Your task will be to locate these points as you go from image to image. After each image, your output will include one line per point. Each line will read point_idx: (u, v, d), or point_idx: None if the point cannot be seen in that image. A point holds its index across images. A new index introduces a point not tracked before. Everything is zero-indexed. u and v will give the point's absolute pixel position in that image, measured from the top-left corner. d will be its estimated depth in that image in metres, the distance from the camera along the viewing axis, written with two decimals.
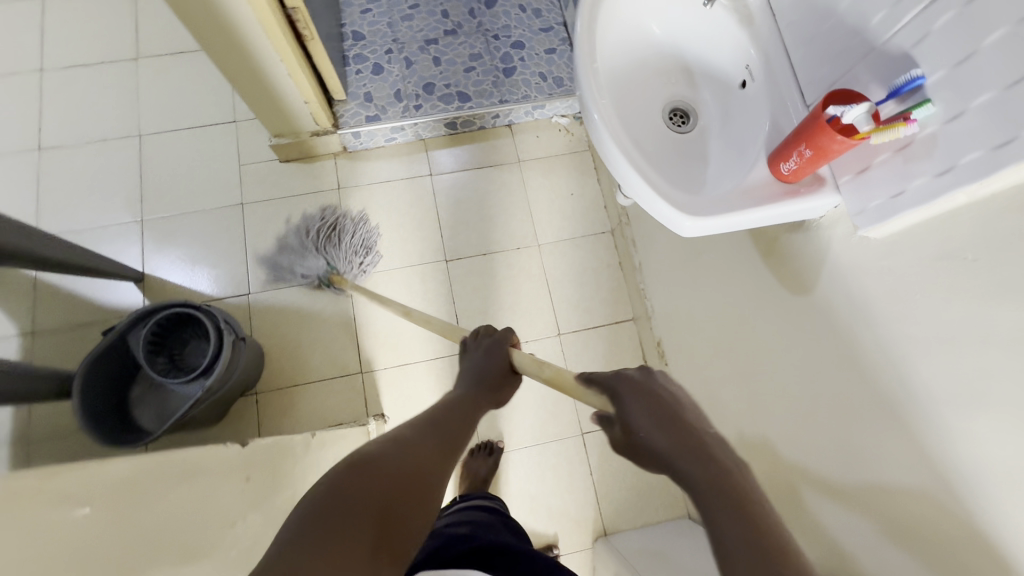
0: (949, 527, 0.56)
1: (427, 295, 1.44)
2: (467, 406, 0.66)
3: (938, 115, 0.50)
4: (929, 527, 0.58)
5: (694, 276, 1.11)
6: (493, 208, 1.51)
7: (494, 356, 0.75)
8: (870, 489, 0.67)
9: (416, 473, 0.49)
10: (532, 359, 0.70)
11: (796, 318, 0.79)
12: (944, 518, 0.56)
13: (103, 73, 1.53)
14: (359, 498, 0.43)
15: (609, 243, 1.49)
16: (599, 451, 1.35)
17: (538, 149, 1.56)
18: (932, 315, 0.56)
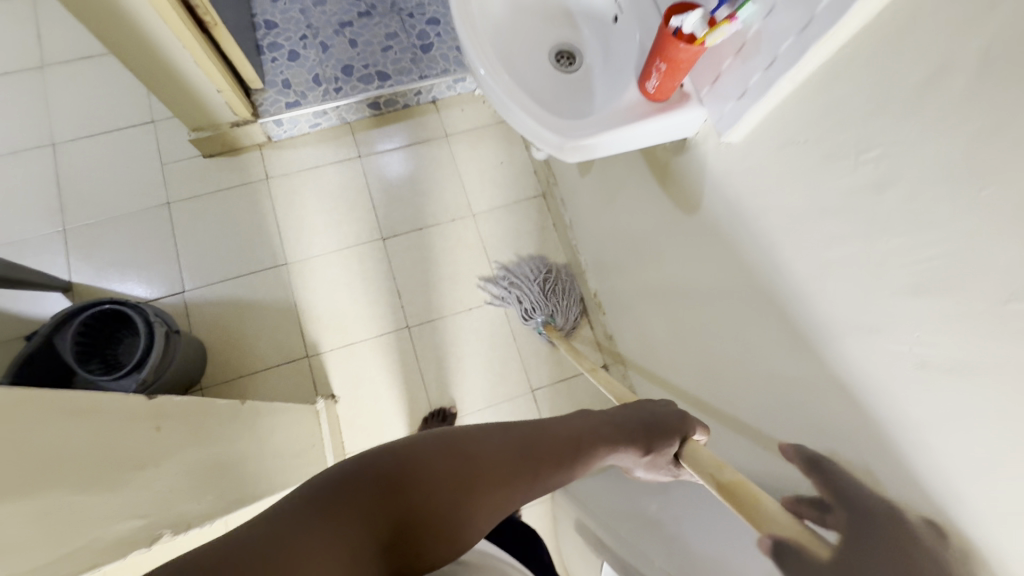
0: (819, 390, 0.62)
1: (367, 275, 1.45)
2: (595, 445, 0.60)
3: (757, 12, 0.56)
4: (806, 396, 0.64)
5: (614, 220, 1.16)
6: (425, 184, 1.53)
7: (665, 411, 0.68)
8: (762, 377, 0.73)
9: (465, 491, 0.47)
10: (711, 460, 0.58)
11: (691, 236, 0.84)
12: (816, 383, 0.62)
13: (6, 84, 1.48)
14: (383, 499, 0.43)
15: (541, 206, 1.53)
16: (551, 405, 1.39)
17: (464, 122, 1.59)
18: (787, 201, 0.62)
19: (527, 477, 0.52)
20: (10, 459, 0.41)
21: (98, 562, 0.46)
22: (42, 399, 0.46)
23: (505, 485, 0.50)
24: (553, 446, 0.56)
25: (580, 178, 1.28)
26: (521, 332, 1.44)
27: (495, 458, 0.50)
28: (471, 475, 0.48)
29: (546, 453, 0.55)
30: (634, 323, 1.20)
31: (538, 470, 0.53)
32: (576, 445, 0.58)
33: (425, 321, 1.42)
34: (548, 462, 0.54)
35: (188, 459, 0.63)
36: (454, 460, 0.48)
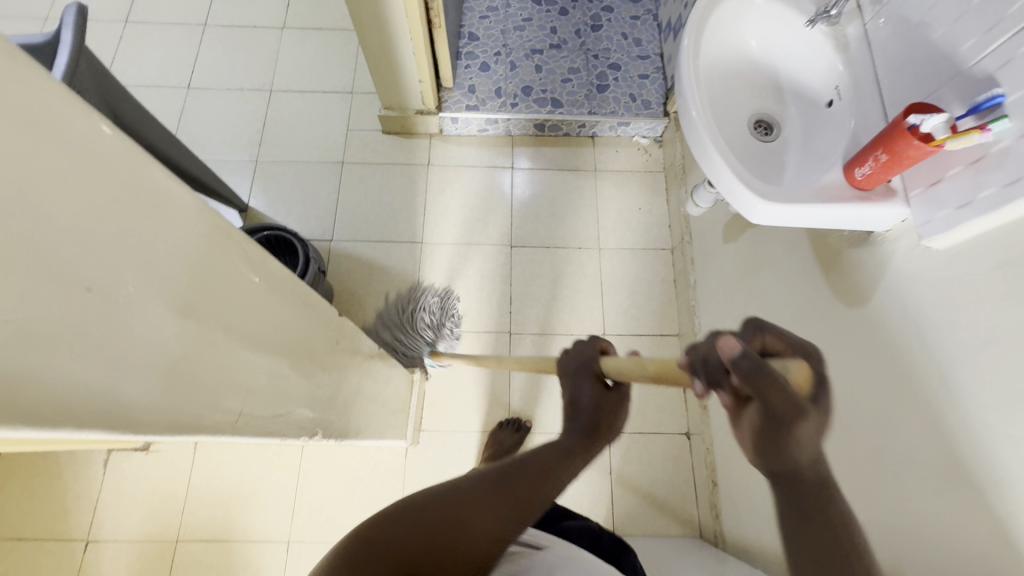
0: None
1: (487, 274, 1.53)
2: (562, 456, 0.54)
3: (1012, 130, 0.55)
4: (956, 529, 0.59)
5: (748, 293, 1.15)
6: (562, 207, 1.61)
7: (589, 372, 0.59)
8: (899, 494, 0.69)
9: (467, 535, 0.46)
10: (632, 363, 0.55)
11: (848, 329, 0.82)
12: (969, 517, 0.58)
13: (253, 36, 1.77)
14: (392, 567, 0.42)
15: (667, 259, 1.54)
16: (623, 453, 1.37)
17: (615, 162, 1.66)
18: (986, 321, 0.59)
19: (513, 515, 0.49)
20: (275, 324, 0.48)
21: (282, 433, 0.53)
22: (303, 288, 0.54)
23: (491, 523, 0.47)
24: (521, 475, 0.51)
25: (720, 243, 1.28)
26: None
27: (479, 503, 0.48)
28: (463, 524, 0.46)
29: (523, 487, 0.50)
30: None
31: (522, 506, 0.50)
32: (550, 463, 0.53)
33: (527, 332, 1.47)
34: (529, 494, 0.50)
35: (344, 378, 0.71)
36: (451, 513, 0.46)
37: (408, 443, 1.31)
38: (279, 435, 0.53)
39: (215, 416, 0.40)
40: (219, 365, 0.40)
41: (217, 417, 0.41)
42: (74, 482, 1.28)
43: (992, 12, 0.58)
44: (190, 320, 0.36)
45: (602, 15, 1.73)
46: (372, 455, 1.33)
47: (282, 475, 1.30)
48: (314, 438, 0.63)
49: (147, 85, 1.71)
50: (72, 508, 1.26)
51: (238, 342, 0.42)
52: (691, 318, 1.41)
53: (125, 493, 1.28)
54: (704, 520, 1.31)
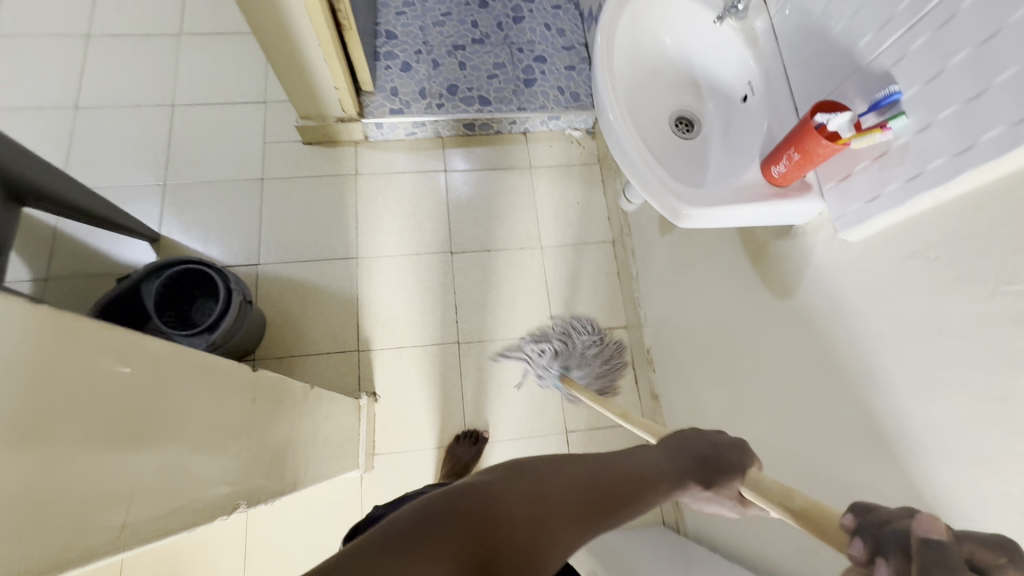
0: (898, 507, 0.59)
1: (429, 283, 1.48)
2: (658, 479, 0.56)
3: (910, 126, 0.57)
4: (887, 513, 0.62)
5: (686, 284, 1.16)
6: (500, 208, 1.58)
7: (722, 445, 0.64)
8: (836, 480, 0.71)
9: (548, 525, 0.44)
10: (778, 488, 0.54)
11: (778, 319, 0.84)
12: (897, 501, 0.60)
13: (146, 45, 1.61)
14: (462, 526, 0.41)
15: (609, 252, 1.55)
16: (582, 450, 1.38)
17: (550, 157, 1.64)
18: (900, 310, 0.62)
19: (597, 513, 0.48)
20: (161, 406, 0.43)
21: (192, 520, 0.48)
22: (188, 354, 0.48)
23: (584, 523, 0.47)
24: (623, 478, 0.53)
25: (657, 235, 1.29)
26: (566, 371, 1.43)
27: (564, 497, 0.47)
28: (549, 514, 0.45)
29: (611, 488, 0.51)
30: (687, 389, 1.19)
31: (608, 508, 0.49)
32: (639, 477, 0.55)
33: (476, 340, 1.44)
34: (618, 497, 0.51)
35: (270, 434, 0.66)
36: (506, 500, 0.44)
37: (361, 471, 1.26)
38: (187, 524, 0.48)
39: (99, 532, 0.35)
40: (89, 476, 0.35)
41: (100, 532, 0.36)
42: None
43: (885, 7, 0.59)
44: (34, 448, 0.31)
45: (523, 6, 1.69)
46: (324, 487, 1.27)
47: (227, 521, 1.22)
48: (241, 510, 0.58)
49: (26, 108, 1.52)
50: None
51: (110, 444, 0.37)
52: (636, 309, 1.42)
53: None
54: (664, 507, 1.34)
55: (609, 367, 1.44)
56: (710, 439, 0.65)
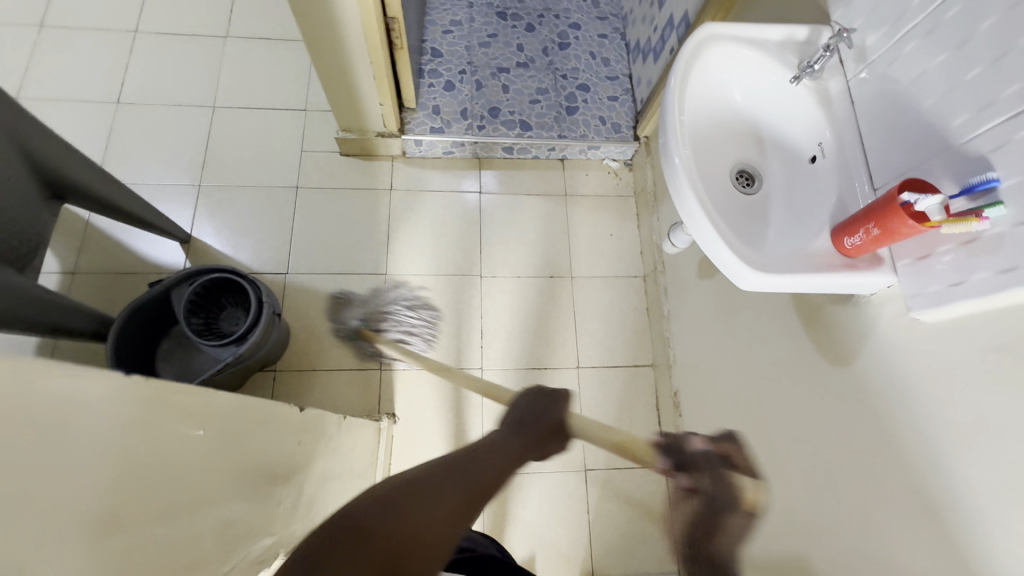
0: None
1: (456, 305, 1.46)
2: (507, 452, 0.59)
3: (1007, 217, 0.54)
4: None
5: (724, 332, 1.13)
6: (532, 234, 1.56)
7: (543, 401, 0.68)
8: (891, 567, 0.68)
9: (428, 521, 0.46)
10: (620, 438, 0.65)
11: (831, 387, 0.81)
12: None
13: (192, 45, 1.62)
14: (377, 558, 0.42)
15: (639, 287, 1.52)
16: (599, 490, 1.34)
17: (585, 186, 1.62)
18: (977, 403, 0.59)
19: (462, 504, 0.49)
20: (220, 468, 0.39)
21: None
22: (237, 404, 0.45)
23: (459, 517, 0.48)
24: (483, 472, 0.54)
25: (694, 277, 1.26)
26: (588, 406, 1.40)
27: (446, 505, 0.48)
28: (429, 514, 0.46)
29: (477, 479, 0.52)
30: (718, 440, 1.15)
31: (469, 495, 0.51)
32: (495, 457, 0.57)
33: (499, 367, 1.42)
34: (478, 486, 0.52)
35: (307, 474, 0.63)
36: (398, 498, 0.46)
37: None
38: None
39: None
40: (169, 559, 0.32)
41: None
42: None
43: (984, 90, 0.57)
44: None
45: (569, 33, 1.68)
46: None
47: None
48: (280, 559, 0.56)
49: (69, 99, 1.53)
50: None
51: None
52: (665, 349, 1.40)
53: None
54: None
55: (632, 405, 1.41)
56: (549, 395, 0.69)
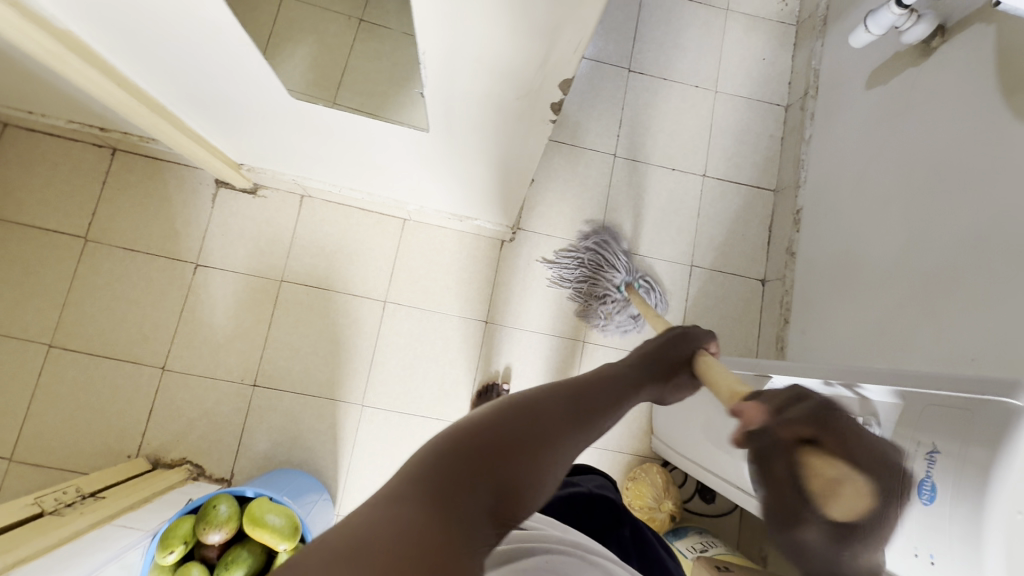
0: None
1: (601, 92, 1.49)
2: (629, 383, 0.55)
3: None
4: None
5: (885, 135, 1.15)
6: (684, 41, 1.54)
7: (669, 346, 0.66)
8: None
9: (546, 421, 0.42)
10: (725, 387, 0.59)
11: (1017, 146, 0.84)
12: None
13: None
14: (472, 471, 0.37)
15: (779, 116, 1.53)
16: (701, 285, 1.43)
17: (749, 5, 1.57)
18: None
19: (583, 421, 0.45)
20: None
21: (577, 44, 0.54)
22: None
23: (581, 430, 0.44)
24: (580, 391, 0.48)
25: (859, 90, 1.26)
26: (705, 212, 1.47)
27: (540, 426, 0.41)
28: (551, 429, 0.42)
29: (589, 402, 0.47)
30: (846, 240, 1.21)
31: (588, 416, 0.46)
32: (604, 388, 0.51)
33: (631, 158, 1.47)
34: (596, 408, 0.47)
35: None
36: (567, 396, 0.46)
37: (507, 233, 1.35)
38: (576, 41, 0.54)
39: None
40: None
41: None
42: (182, 209, 1.31)
43: None
44: None
45: None
46: (469, 240, 1.38)
47: (382, 238, 1.36)
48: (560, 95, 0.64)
49: None
50: (182, 232, 1.31)
51: None
52: (796, 171, 1.42)
53: (232, 229, 1.32)
54: (765, 351, 1.40)
55: (746, 220, 1.47)
56: (690, 337, 0.68)
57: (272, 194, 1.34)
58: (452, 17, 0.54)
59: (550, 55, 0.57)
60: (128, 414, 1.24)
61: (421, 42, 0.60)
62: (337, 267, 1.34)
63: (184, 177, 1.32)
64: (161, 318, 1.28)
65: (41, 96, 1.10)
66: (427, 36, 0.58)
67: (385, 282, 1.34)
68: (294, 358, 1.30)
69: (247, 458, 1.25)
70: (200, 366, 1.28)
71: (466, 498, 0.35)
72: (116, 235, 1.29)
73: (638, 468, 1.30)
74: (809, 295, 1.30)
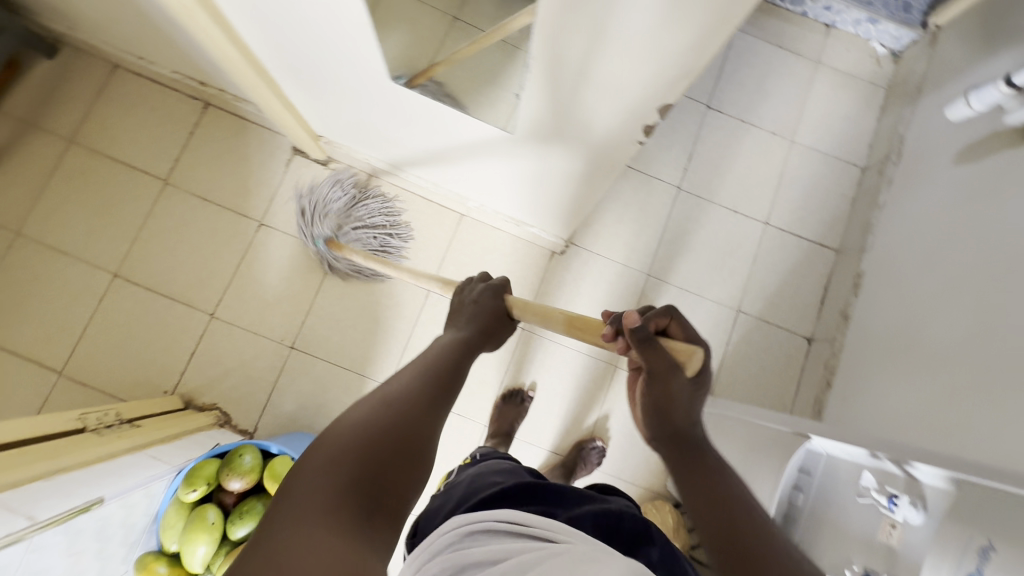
0: None
1: (676, 123, 1.49)
2: (458, 350, 0.62)
3: None
4: None
5: (968, 214, 1.11)
6: (768, 86, 1.53)
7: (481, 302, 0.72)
8: None
9: (404, 410, 0.49)
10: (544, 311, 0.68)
11: None
12: None
13: None
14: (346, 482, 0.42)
15: (854, 176, 1.49)
16: (744, 332, 1.40)
17: (841, 62, 1.55)
18: None
19: (432, 399, 0.52)
20: None
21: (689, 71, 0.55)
22: None
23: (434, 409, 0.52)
24: (427, 371, 0.56)
25: (946, 163, 1.22)
26: (760, 259, 1.44)
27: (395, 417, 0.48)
28: (407, 425, 0.48)
29: (431, 384, 0.54)
30: (907, 312, 1.17)
31: (434, 394, 0.53)
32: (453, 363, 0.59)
33: (694, 193, 1.46)
34: (437, 384, 0.54)
35: None
36: (416, 381, 0.53)
37: (558, 246, 1.36)
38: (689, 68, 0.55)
39: None
40: None
41: None
42: (257, 169, 1.38)
43: None
44: None
45: None
46: (521, 246, 1.39)
47: (438, 228, 1.39)
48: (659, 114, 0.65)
49: None
50: (253, 190, 1.37)
51: None
52: (864, 234, 1.38)
53: (299, 195, 1.38)
54: (800, 411, 1.36)
55: (802, 274, 1.44)
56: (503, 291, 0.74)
57: (343, 169, 1.39)
58: (570, 30, 0.55)
59: (658, 78, 0.58)
60: (171, 352, 1.30)
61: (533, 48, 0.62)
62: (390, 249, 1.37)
63: (265, 140, 1.39)
64: (219, 268, 1.34)
65: (155, 43, 1.18)
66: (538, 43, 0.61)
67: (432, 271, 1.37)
68: (334, 328, 1.34)
69: (272, 416, 1.29)
70: (245, 319, 1.33)
71: (354, 501, 0.41)
72: (193, 183, 1.36)
73: (649, 504, 1.27)
74: (857, 362, 1.25)
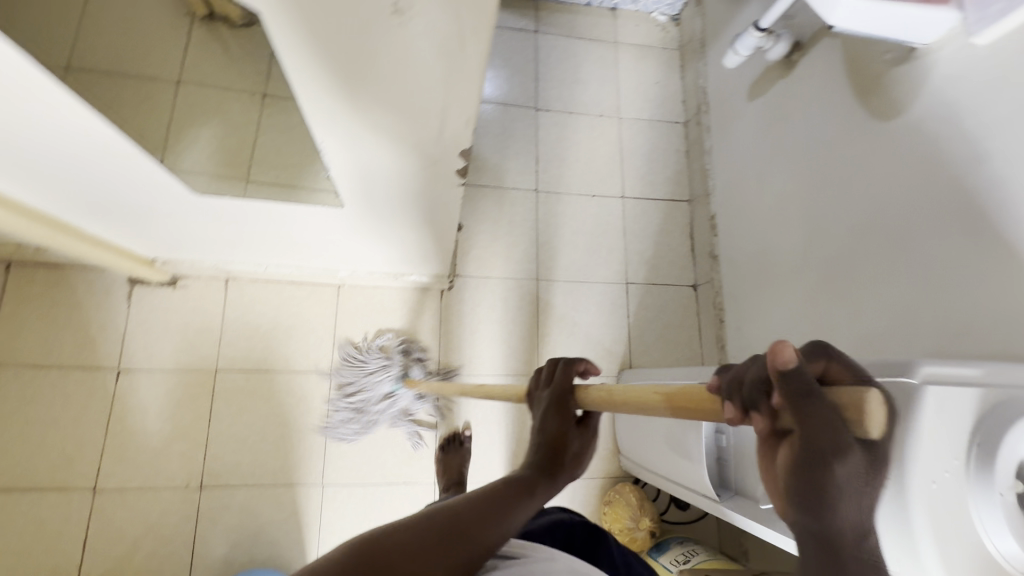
0: (977, 261, 0.76)
1: (514, 133, 1.55)
2: (507, 496, 0.45)
3: None
4: (963, 273, 0.78)
5: (771, 141, 1.26)
6: (582, 75, 1.64)
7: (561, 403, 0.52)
8: (909, 267, 0.87)
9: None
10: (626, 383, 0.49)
11: (875, 143, 0.96)
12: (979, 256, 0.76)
13: None
14: None
15: (680, 132, 1.64)
16: (639, 300, 1.49)
17: (634, 36, 1.70)
18: (999, 108, 0.74)
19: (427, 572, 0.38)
20: None
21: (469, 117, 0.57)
22: None
23: (463, 546, 0.41)
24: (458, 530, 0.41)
25: (743, 102, 1.38)
26: (630, 230, 1.54)
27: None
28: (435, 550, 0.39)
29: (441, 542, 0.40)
30: (757, 240, 1.31)
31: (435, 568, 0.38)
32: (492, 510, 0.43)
33: (552, 190, 1.53)
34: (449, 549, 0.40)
35: None
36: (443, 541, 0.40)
37: (444, 282, 1.36)
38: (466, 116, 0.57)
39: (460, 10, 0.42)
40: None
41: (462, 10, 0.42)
42: (96, 314, 1.23)
43: None
44: None
45: None
46: (409, 294, 1.37)
47: (319, 308, 1.32)
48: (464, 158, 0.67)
49: None
50: (98, 337, 1.22)
51: None
52: (705, 180, 1.53)
53: (155, 325, 1.25)
54: (709, 352, 1.46)
55: (668, 231, 1.56)
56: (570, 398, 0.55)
57: (194, 283, 1.28)
58: (344, 114, 0.56)
59: (447, 128, 0.60)
60: (57, 548, 1.12)
61: (318, 133, 0.61)
62: (275, 345, 1.29)
63: (93, 280, 1.24)
64: (85, 435, 1.18)
65: None
66: (324, 132, 0.60)
67: (328, 352, 1.31)
68: (243, 449, 1.23)
69: (202, 569, 1.16)
70: (136, 478, 1.18)
71: None
72: (21, 353, 1.19)
73: (612, 491, 1.31)
74: (737, 293, 1.38)
